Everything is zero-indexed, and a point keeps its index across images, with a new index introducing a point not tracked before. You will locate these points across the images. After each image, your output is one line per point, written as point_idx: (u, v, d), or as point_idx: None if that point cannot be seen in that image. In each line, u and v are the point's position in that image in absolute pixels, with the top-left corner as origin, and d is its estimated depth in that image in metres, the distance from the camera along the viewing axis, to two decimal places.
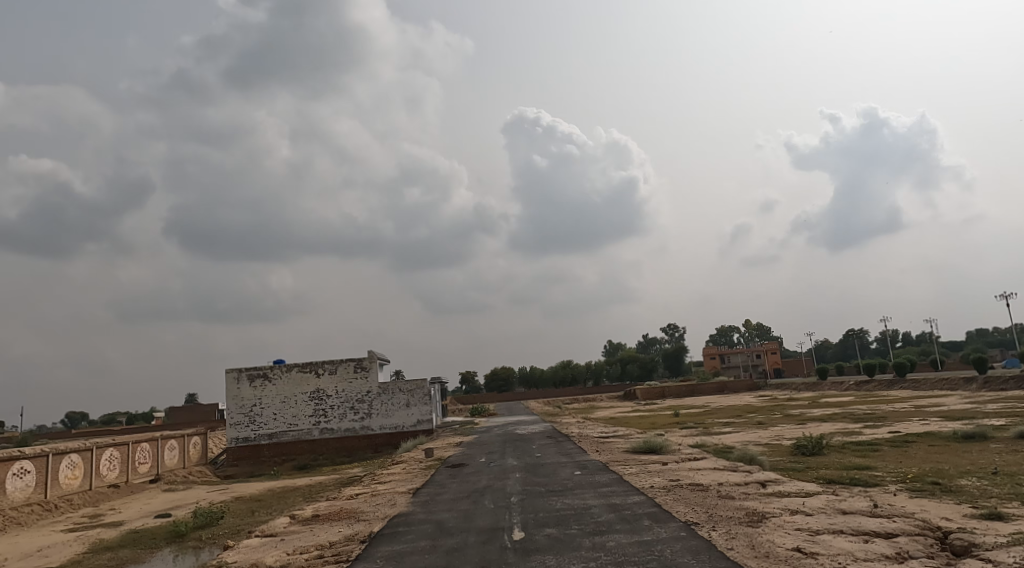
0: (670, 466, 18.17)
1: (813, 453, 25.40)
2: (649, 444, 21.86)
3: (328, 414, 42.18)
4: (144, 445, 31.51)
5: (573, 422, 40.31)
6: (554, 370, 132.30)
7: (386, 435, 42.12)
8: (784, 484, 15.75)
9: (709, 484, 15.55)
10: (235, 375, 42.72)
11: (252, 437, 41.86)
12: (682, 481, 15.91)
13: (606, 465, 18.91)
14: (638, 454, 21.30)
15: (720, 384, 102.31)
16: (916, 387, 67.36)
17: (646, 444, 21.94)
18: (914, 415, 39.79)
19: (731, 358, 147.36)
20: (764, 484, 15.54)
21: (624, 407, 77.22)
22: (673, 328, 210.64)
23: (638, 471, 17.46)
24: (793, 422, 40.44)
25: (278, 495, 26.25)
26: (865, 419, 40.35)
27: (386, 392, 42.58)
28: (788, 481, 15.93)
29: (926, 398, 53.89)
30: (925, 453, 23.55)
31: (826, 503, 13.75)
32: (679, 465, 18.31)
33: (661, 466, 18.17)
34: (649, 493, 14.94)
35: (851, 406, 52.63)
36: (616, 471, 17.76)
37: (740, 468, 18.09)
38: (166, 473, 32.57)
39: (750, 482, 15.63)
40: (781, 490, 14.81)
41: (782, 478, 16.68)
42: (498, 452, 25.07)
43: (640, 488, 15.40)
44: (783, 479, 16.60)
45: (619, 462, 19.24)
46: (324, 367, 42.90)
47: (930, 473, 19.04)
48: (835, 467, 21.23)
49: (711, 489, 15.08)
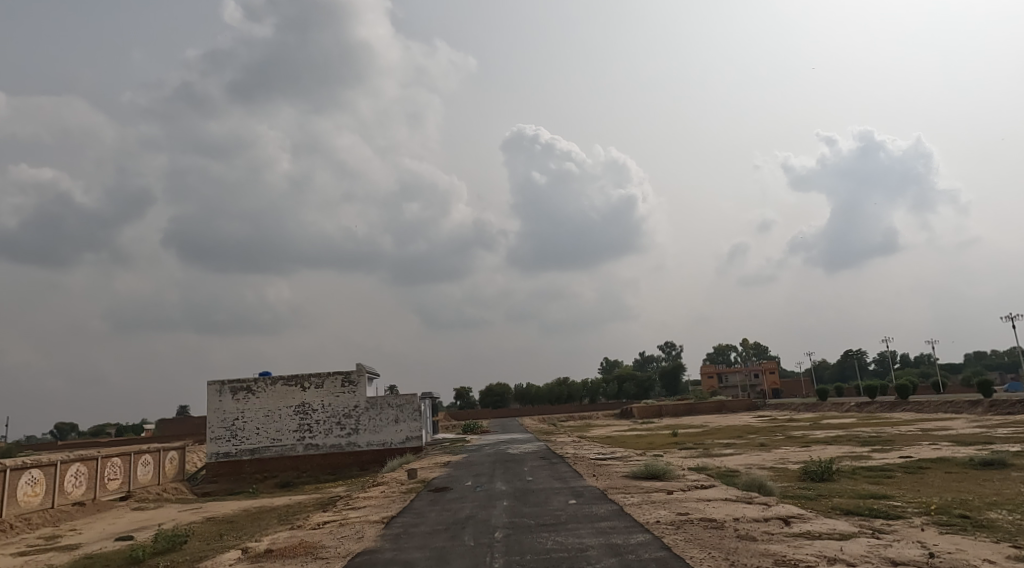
0: (675, 495, 16.63)
1: (823, 479, 23.83)
2: (649, 468, 20.33)
3: (313, 429, 40.53)
4: (115, 460, 29.80)
5: (569, 442, 38.71)
6: (550, 387, 130.51)
7: (373, 452, 40.48)
8: (808, 520, 14.24)
9: (723, 520, 14.02)
10: (217, 388, 41.08)
11: (233, 452, 40.18)
12: (693, 516, 14.38)
13: (604, 493, 17.32)
14: (638, 480, 19.75)
15: (719, 403, 100.63)
16: (920, 410, 65.71)
17: (646, 468, 20.40)
18: (924, 439, 38.29)
19: (730, 377, 145.50)
20: (787, 521, 14.02)
21: (621, 426, 75.34)
22: (671, 346, 209.38)
23: (641, 502, 15.88)
24: (797, 445, 38.86)
25: (252, 516, 24.65)
26: (873, 441, 38.83)
27: (374, 407, 40.99)
28: (811, 517, 14.43)
29: (932, 420, 52.26)
30: (944, 482, 22.01)
31: (868, 549, 12.23)
32: (684, 494, 16.81)
33: (666, 496, 16.64)
34: (656, 531, 13.40)
35: (856, 428, 51.04)
36: (616, 501, 16.20)
37: (752, 498, 16.60)
38: (138, 490, 30.84)
39: (772, 519, 14.11)
40: (809, 530, 13.29)
41: (802, 512, 15.16)
42: (487, 475, 23.47)
43: (645, 524, 13.86)
44: (802, 512, 15.10)
45: (619, 489, 17.68)
46: (310, 380, 41.26)
47: (955, 504, 17.57)
48: (849, 496, 19.72)
49: (727, 527, 13.55)
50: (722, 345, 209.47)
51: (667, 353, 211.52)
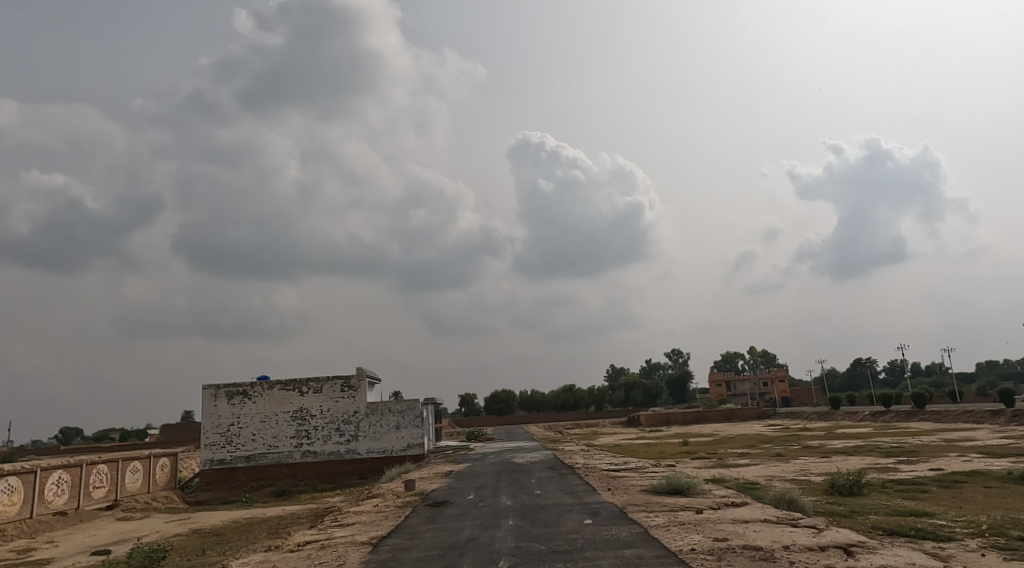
0: (706, 515, 15.05)
1: (853, 493, 22.15)
2: (671, 482, 18.70)
3: (311, 436, 39.04)
4: (101, 467, 28.29)
5: (577, 450, 37.06)
6: (556, 394, 128.70)
7: (373, 460, 38.96)
8: (866, 548, 12.68)
9: (771, 549, 12.46)
10: (212, 392, 39.62)
11: (228, 459, 38.72)
12: (734, 542, 12.82)
13: (624, 512, 15.68)
14: (659, 495, 18.11)
15: (728, 411, 98.67)
16: (938, 420, 63.74)
17: (667, 482, 18.75)
18: (951, 450, 36.44)
19: (738, 385, 143.22)
20: (844, 551, 12.45)
21: (629, 435, 73.28)
22: (678, 355, 207.98)
23: (668, 524, 14.26)
24: (817, 456, 37.09)
25: (241, 528, 23.10)
26: (896, 452, 37.01)
27: (375, 413, 39.46)
28: (869, 545, 12.87)
29: (954, 431, 50.38)
30: (986, 497, 20.34)
31: None
32: (714, 514, 15.21)
33: (695, 516, 15.02)
34: (695, 562, 11.85)
35: (875, 438, 49.13)
36: (641, 521, 14.62)
37: (791, 518, 14.99)
38: (125, 499, 29.31)
39: (826, 549, 12.55)
40: (873, 564, 11.73)
41: (851, 536, 13.55)
42: (490, 487, 21.89)
43: (681, 554, 12.28)
44: (851, 536, 13.50)
45: (640, 508, 16.08)
46: (308, 385, 39.73)
47: (1008, 524, 15.93)
48: (887, 513, 18.09)
49: (778, 559, 11.99)
50: (729, 354, 207.48)
51: (674, 362, 209.18)
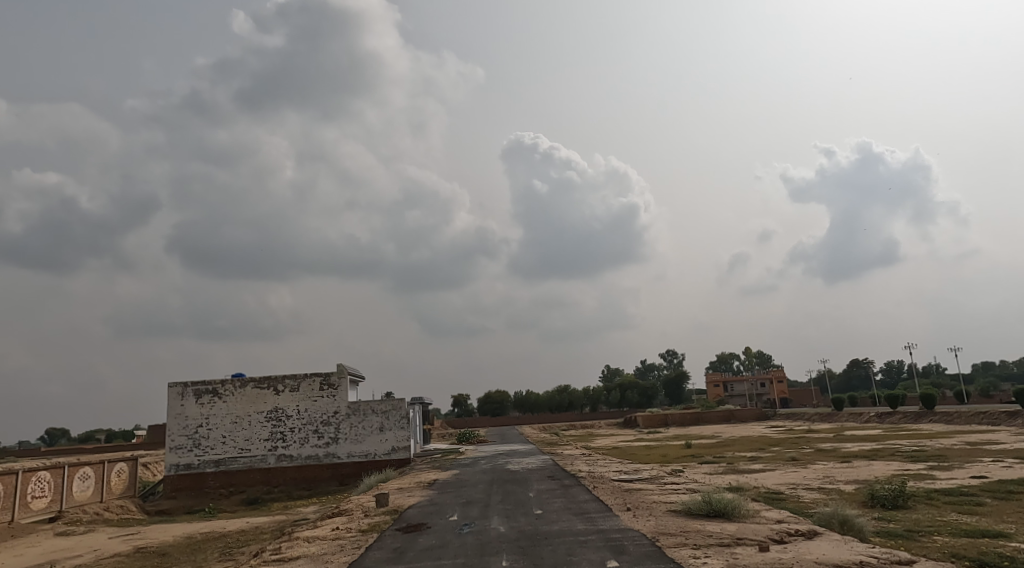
0: (774, 557, 12.18)
1: (899, 507, 19.26)
2: (708, 504, 15.70)
3: (287, 438, 35.92)
4: (42, 474, 25.05)
5: (579, 455, 33.79)
6: (550, 395, 125.92)
7: (354, 465, 35.92)
8: None
9: None
10: (179, 391, 36.38)
11: (195, 464, 35.56)
12: None
13: (662, 548, 12.73)
14: (697, 521, 15.12)
15: (726, 413, 96.02)
16: (950, 422, 61.00)
17: (704, 503, 15.75)
18: (983, 454, 33.65)
19: (736, 386, 140.67)
20: None
21: (628, 436, 70.22)
22: (674, 355, 205.69)
23: None
24: (837, 460, 34.18)
25: (191, 546, 19.98)
26: (923, 456, 34.25)
27: (356, 413, 36.47)
28: None
29: (973, 433, 47.67)
30: None
31: None
32: (786, 555, 12.33)
33: (760, 558, 12.16)
34: None
35: (891, 440, 46.44)
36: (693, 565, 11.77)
37: (888, 559, 12.08)
38: (71, 510, 26.06)
39: None
40: None
41: None
42: (479, 505, 18.81)
43: None
44: None
45: (682, 540, 13.14)
46: (284, 383, 36.66)
47: None
48: (961, 536, 15.23)
49: None
50: (727, 355, 205.27)
51: (670, 362, 207.34)
